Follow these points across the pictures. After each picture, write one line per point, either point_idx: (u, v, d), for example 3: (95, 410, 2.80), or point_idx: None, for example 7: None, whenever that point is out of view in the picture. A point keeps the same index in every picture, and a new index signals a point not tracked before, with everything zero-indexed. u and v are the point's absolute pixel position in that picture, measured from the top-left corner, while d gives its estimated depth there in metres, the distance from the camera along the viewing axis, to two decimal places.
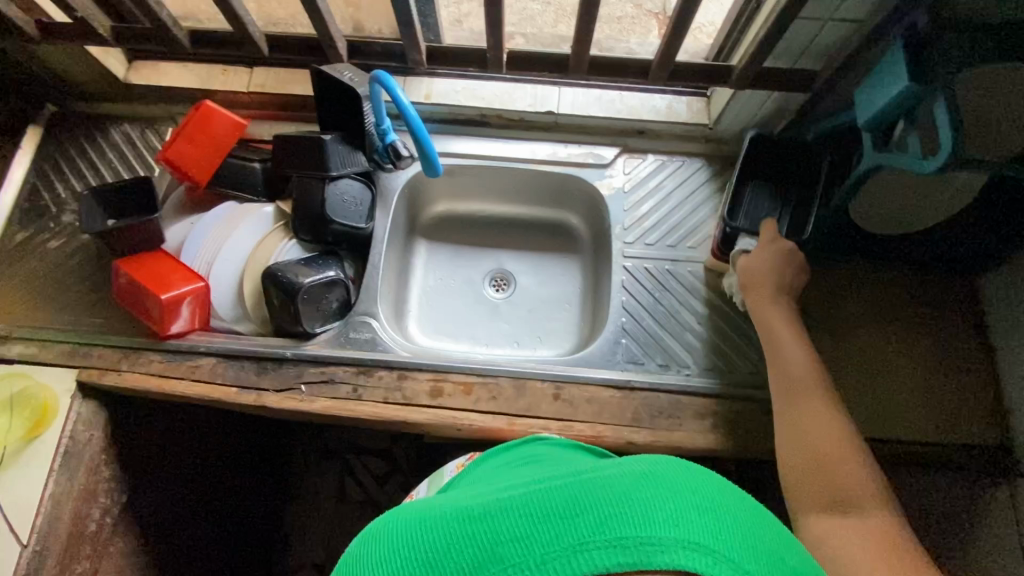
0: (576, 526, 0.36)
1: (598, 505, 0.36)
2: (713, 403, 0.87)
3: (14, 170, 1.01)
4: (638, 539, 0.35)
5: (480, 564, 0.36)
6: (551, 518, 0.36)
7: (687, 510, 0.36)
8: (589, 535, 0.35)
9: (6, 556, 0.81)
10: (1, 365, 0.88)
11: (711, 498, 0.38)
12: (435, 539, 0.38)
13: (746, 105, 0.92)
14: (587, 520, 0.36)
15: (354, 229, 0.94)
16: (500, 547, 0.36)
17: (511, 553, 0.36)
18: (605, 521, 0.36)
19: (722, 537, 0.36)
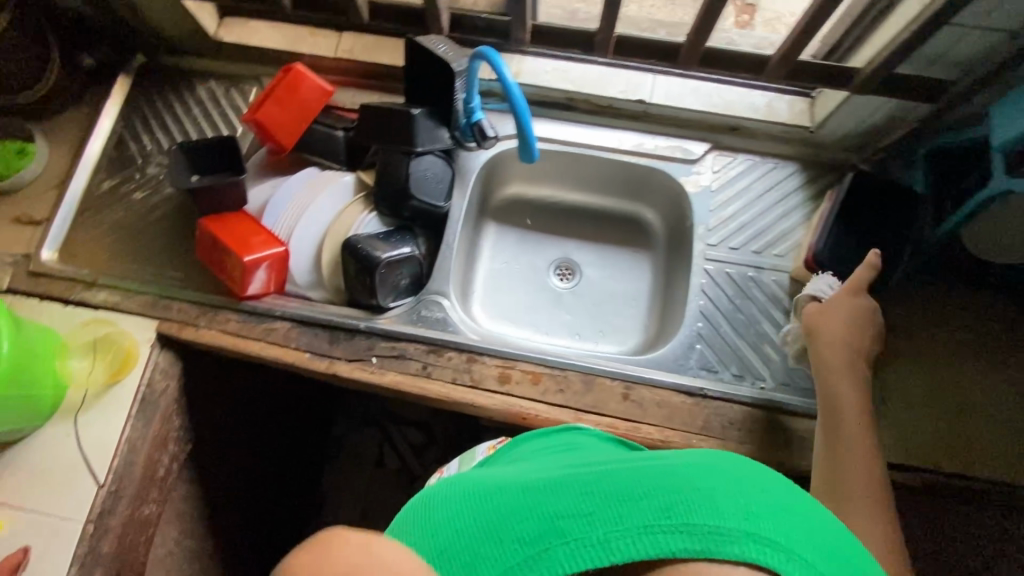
0: (641, 508, 0.36)
1: (663, 492, 0.37)
2: (787, 418, 0.84)
3: (103, 119, 1.01)
4: (706, 527, 0.34)
5: (540, 536, 0.37)
6: (615, 500, 0.37)
7: (755, 504, 0.36)
8: (655, 519, 0.35)
9: (83, 493, 0.84)
10: (87, 310, 0.91)
11: (779, 500, 0.37)
12: (499, 509, 0.40)
13: (856, 110, 0.87)
14: (652, 504, 0.36)
15: (433, 206, 0.93)
16: (564, 522, 0.37)
17: (573, 529, 0.36)
18: (670, 507, 0.36)
19: (795, 538, 0.35)
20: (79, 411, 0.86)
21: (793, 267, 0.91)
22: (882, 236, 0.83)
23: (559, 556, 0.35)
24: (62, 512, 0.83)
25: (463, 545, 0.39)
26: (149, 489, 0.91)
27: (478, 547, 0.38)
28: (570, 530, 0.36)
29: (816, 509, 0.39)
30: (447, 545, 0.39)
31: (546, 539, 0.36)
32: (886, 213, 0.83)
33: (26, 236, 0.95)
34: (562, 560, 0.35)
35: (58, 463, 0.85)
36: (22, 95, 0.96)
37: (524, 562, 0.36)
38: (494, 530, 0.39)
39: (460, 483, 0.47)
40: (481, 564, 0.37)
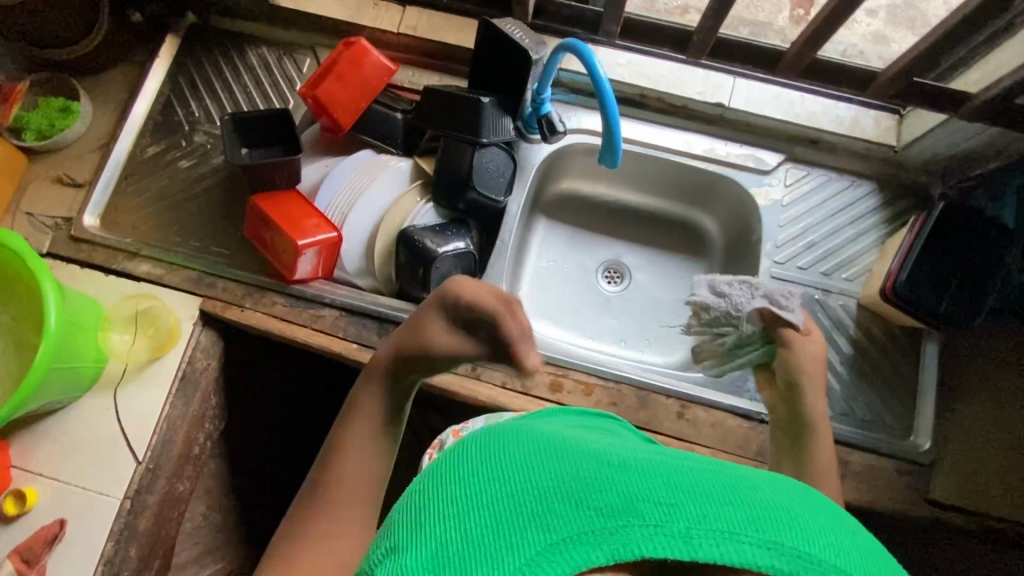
0: (728, 517, 0.34)
1: (752, 506, 0.36)
2: (845, 451, 0.82)
3: (150, 80, 0.97)
4: (797, 550, 0.33)
5: (612, 513, 0.35)
6: (701, 500, 0.35)
7: (843, 544, 0.35)
8: (741, 527, 0.34)
9: (119, 469, 0.82)
10: (129, 281, 0.88)
11: (864, 545, 0.36)
12: (571, 474, 0.38)
13: (949, 135, 0.83)
14: (741, 514, 0.35)
15: (491, 200, 0.88)
16: (645, 504, 0.35)
17: (653, 514, 0.34)
18: (761, 520, 0.35)
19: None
20: (118, 384, 0.84)
21: (863, 293, 0.88)
22: (968, 267, 0.78)
23: (636, 537, 0.34)
24: (100, 487, 0.81)
25: (530, 500, 0.37)
26: (184, 467, 0.89)
27: (547, 506, 0.36)
28: (650, 514, 0.34)
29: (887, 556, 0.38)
30: (513, 499, 0.37)
31: (624, 516, 0.34)
32: (972, 245, 0.79)
33: (68, 198, 0.92)
34: (638, 539, 0.34)
35: (96, 436, 0.83)
36: (70, 49, 0.91)
37: (600, 532, 0.34)
38: (568, 492, 0.36)
39: (518, 435, 0.45)
40: (550, 522, 0.35)
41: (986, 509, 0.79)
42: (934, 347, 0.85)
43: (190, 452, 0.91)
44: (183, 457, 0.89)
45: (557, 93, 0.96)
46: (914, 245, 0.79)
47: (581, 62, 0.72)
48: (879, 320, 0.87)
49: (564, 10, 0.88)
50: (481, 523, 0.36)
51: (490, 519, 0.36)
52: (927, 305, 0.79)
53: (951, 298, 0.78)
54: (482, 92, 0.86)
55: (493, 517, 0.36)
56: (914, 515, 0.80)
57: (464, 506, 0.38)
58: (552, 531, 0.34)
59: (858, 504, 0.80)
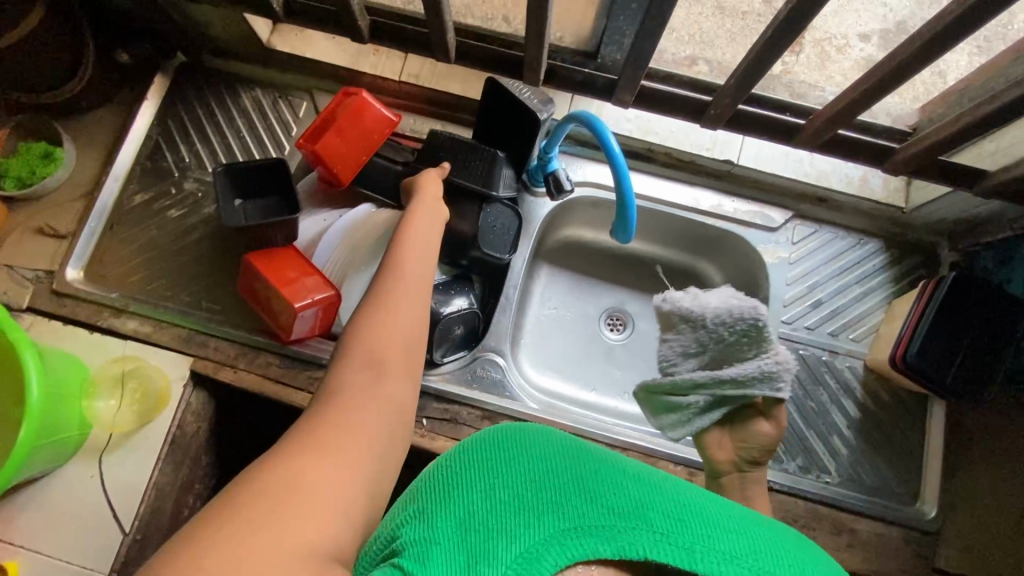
0: (730, 540, 0.39)
1: (750, 535, 0.40)
2: (852, 519, 0.81)
3: (137, 123, 0.92)
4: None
5: (631, 515, 0.40)
6: (708, 521, 0.40)
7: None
8: (740, 552, 0.39)
9: (106, 542, 0.78)
10: (115, 339, 0.84)
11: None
12: (595, 472, 0.43)
13: (956, 203, 0.83)
14: (742, 542, 0.39)
15: (495, 259, 0.86)
16: (655, 515, 0.40)
17: (666, 527, 0.39)
18: (759, 551, 0.39)
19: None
20: (104, 450, 0.80)
21: (870, 354, 0.87)
22: (976, 337, 0.77)
23: (641, 538, 0.39)
24: (85, 560, 0.77)
25: (555, 488, 0.41)
26: None
27: (569, 495, 0.41)
28: (658, 522, 0.40)
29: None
30: (539, 483, 0.42)
31: (635, 520, 0.40)
32: (980, 315, 0.78)
33: (50, 250, 0.88)
34: (644, 543, 0.38)
35: (80, 505, 0.79)
36: (52, 93, 0.87)
37: (613, 528, 0.39)
38: (591, 487, 0.41)
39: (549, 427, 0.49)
40: (571, 509, 0.40)
41: None
42: (940, 409, 0.85)
43: (180, 516, 0.87)
44: (173, 523, 0.85)
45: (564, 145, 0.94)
46: (923, 314, 0.79)
47: (591, 131, 0.71)
48: (886, 383, 0.87)
49: (577, 75, 0.80)
50: (509, 498, 0.41)
51: (518, 495, 0.41)
52: (935, 374, 0.78)
53: (959, 368, 0.77)
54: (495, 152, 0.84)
55: (521, 495, 0.41)
56: None
57: (494, 481, 0.42)
58: (569, 517, 0.39)
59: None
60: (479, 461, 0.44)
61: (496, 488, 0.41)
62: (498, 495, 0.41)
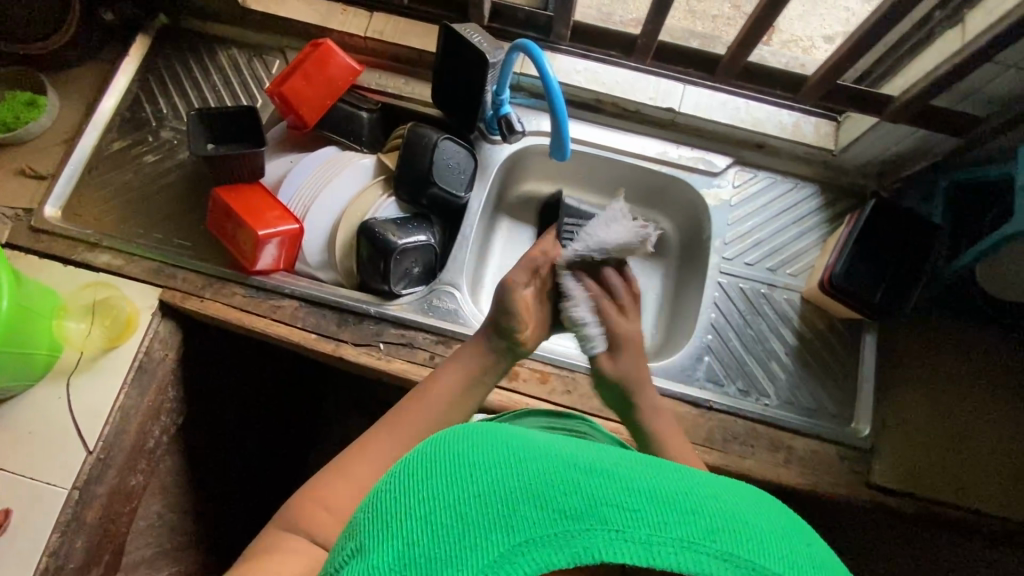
0: (687, 525, 0.36)
1: (709, 514, 0.37)
2: (789, 437, 0.84)
3: (118, 78, 0.98)
4: (743, 560, 0.36)
5: (582, 515, 0.36)
6: (666, 509, 0.37)
7: (787, 552, 0.37)
8: (696, 538, 0.36)
9: (70, 460, 0.81)
10: (88, 271, 0.88)
11: (808, 547, 0.39)
12: (547, 475, 0.38)
13: (882, 137, 0.86)
14: (699, 524, 0.36)
15: (452, 196, 0.92)
16: (609, 510, 0.36)
17: (618, 519, 0.36)
18: (713, 531, 0.36)
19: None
20: (72, 373, 0.83)
21: (805, 287, 0.91)
22: (900, 260, 0.84)
23: (597, 541, 0.35)
24: (49, 476, 0.80)
25: (505, 500, 0.37)
26: (137, 461, 0.88)
27: (520, 506, 0.36)
28: (613, 518, 0.36)
29: (823, 547, 0.41)
30: (484, 497, 0.37)
31: (590, 521, 0.36)
32: (900, 238, 0.84)
33: (30, 190, 0.92)
34: (600, 545, 0.35)
35: (46, 426, 0.82)
36: (39, 45, 0.93)
37: (568, 535, 0.35)
38: (541, 491, 0.37)
39: (497, 427, 0.43)
40: (522, 522, 0.36)
41: (921, 491, 0.81)
42: (873, 338, 0.88)
43: (145, 445, 0.89)
44: (137, 450, 0.87)
45: (518, 97, 0.99)
46: (846, 241, 0.85)
47: (530, 61, 0.76)
48: (823, 315, 0.91)
49: (519, 15, 0.93)
50: (455, 524, 0.36)
51: (465, 515, 0.36)
52: (863, 296, 0.84)
53: (886, 289, 0.83)
54: (443, 132, 0.91)
55: (468, 514, 0.36)
56: (856, 500, 0.82)
57: (438, 504, 0.37)
58: (520, 533, 0.35)
59: (803, 490, 0.82)
60: (426, 474, 0.40)
61: (440, 513, 0.37)
62: (442, 521, 0.36)
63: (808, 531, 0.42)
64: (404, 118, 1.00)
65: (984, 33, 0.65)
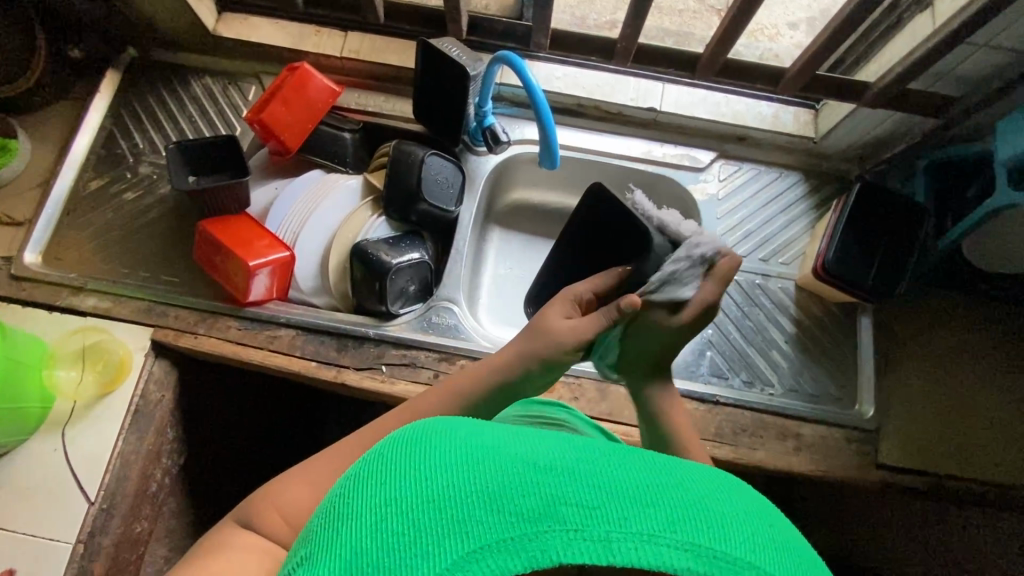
0: (650, 516, 0.32)
1: (675, 504, 0.33)
2: (796, 425, 0.85)
3: (90, 115, 0.96)
4: (714, 552, 0.31)
5: (536, 516, 0.31)
6: (625, 499, 0.32)
7: (760, 538, 0.33)
8: (662, 530, 0.31)
9: (71, 513, 0.78)
10: (75, 316, 0.86)
11: (786, 535, 0.35)
12: (498, 473, 0.33)
13: (862, 122, 0.88)
14: (662, 513, 0.32)
15: (443, 211, 0.91)
16: (565, 507, 0.32)
17: (574, 517, 0.31)
18: (680, 520, 0.32)
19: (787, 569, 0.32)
20: (66, 423, 0.81)
21: (799, 274, 0.92)
22: (892, 240, 0.85)
23: (552, 542, 0.31)
24: (50, 532, 0.77)
25: (453, 502, 0.32)
26: (141, 506, 0.85)
27: (470, 509, 0.32)
28: (570, 516, 0.31)
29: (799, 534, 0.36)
30: (431, 499, 0.33)
31: (544, 521, 0.31)
32: (888, 220, 0.86)
33: (8, 237, 0.90)
34: (555, 546, 0.31)
35: (44, 480, 0.79)
36: (5, 88, 0.91)
37: (520, 538, 0.31)
38: (489, 492, 0.32)
39: (453, 423, 0.39)
40: (470, 528, 0.31)
41: (928, 466, 0.82)
42: (868, 320, 0.89)
43: (147, 490, 0.86)
44: (140, 495, 0.85)
45: (500, 108, 0.99)
46: (836, 227, 0.86)
47: (512, 71, 0.76)
48: (818, 300, 0.92)
49: (496, 26, 0.93)
50: (403, 534, 0.32)
51: (412, 521, 0.32)
52: (856, 279, 0.85)
53: (877, 271, 0.84)
54: (429, 148, 0.90)
55: (416, 522, 0.32)
56: (868, 481, 0.82)
57: (386, 511, 0.33)
58: (469, 540, 0.31)
59: (816, 476, 0.82)
60: (372, 480, 0.36)
61: (390, 520, 0.33)
62: (390, 527, 0.32)
63: (784, 518, 0.37)
64: (387, 136, 0.99)
65: (957, 15, 0.67)
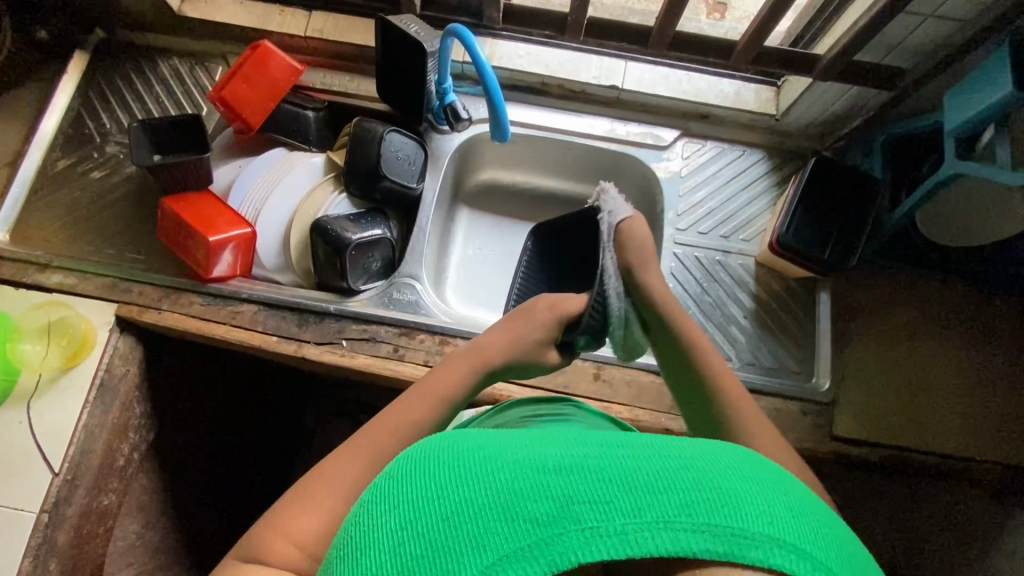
0: (661, 503, 0.31)
1: (686, 487, 0.32)
2: (753, 398, 0.85)
3: (58, 96, 0.97)
4: (730, 530, 0.31)
5: (553, 518, 0.31)
6: (636, 490, 0.32)
7: (775, 509, 0.32)
8: (677, 514, 0.31)
9: (36, 484, 0.80)
10: (41, 293, 0.87)
11: (802, 501, 0.34)
12: (509, 481, 0.33)
13: (820, 98, 0.89)
14: (674, 499, 0.31)
15: (404, 188, 0.92)
16: (579, 506, 0.31)
17: (590, 515, 0.31)
18: (691, 503, 0.31)
19: (805, 539, 0.32)
20: (32, 396, 0.82)
21: (759, 251, 0.93)
22: (844, 215, 0.86)
23: (570, 543, 0.31)
24: (17, 502, 0.79)
25: (470, 515, 0.32)
26: (108, 479, 0.87)
27: (486, 522, 0.32)
28: (587, 514, 0.31)
29: (811, 496, 0.36)
30: (449, 516, 0.32)
31: (561, 523, 0.31)
32: (846, 196, 0.86)
33: None
34: (574, 547, 0.31)
35: (9, 452, 0.81)
36: None
37: (540, 543, 0.31)
38: (502, 501, 0.32)
39: (460, 435, 0.39)
40: (490, 539, 0.31)
41: (883, 440, 0.82)
42: (827, 295, 0.90)
43: (114, 463, 0.87)
44: (106, 468, 0.86)
45: (463, 86, 1.00)
46: (792, 200, 0.87)
47: (462, 45, 0.77)
48: (778, 276, 0.92)
49: (454, 2, 0.94)
50: (424, 553, 0.32)
51: (431, 541, 0.32)
52: (811, 253, 0.85)
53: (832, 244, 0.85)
54: (389, 123, 0.92)
55: (433, 541, 0.32)
56: (822, 454, 0.83)
57: (405, 533, 0.33)
58: (490, 551, 0.31)
59: None
60: (387, 500, 0.36)
61: (409, 542, 0.32)
62: (410, 550, 0.32)
63: (793, 481, 0.36)
64: (351, 115, 1.00)
65: None
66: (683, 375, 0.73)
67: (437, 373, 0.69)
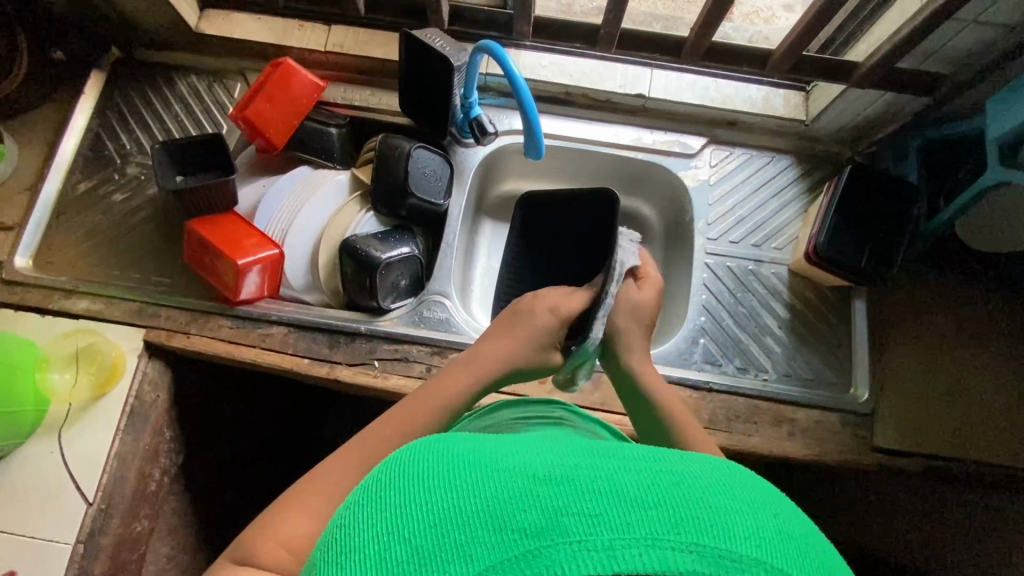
0: (649, 519, 0.28)
1: (677, 503, 0.29)
2: (791, 410, 0.84)
3: (76, 117, 0.95)
4: (717, 552, 0.28)
5: (538, 531, 0.28)
6: (627, 503, 0.29)
7: (766, 532, 0.29)
8: (666, 532, 0.28)
9: (71, 514, 0.79)
10: (68, 319, 0.86)
11: (796, 525, 0.31)
12: (495, 489, 0.30)
13: (853, 103, 0.87)
14: (663, 514, 0.28)
15: (431, 205, 0.91)
16: (567, 517, 0.29)
17: (577, 526, 0.28)
18: (682, 520, 0.28)
19: (796, 564, 0.29)
20: (63, 425, 0.81)
21: (791, 259, 0.92)
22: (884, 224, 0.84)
23: (556, 557, 0.28)
24: (51, 533, 0.78)
25: (454, 524, 0.30)
26: (140, 506, 0.86)
27: (470, 531, 0.29)
28: (574, 527, 0.28)
29: (807, 524, 0.32)
30: (433, 523, 0.30)
31: (548, 535, 0.28)
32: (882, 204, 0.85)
33: None
34: (561, 561, 0.28)
35: (42, 482, 0.80)
36: None
37: (524, 556, 0.28)
38: (487, 509, 0.30)
39: (453, 437, 0.36)
40: (475, 549, 0.28)
41: (925, 450, 0.81)
42: (863, 303, 0.88)
43: (146, 489, 0.87)
44: (139, 494, 0.85)
45: (486, 98, 0.98)
46: (828, 209, 0.85)
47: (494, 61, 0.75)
48: (812, 285, 0.91)
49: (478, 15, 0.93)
50: (406, 561, 0.29)
51: (415, 549, 0.30)
52: (849, 262, 0.84)
53: (870, 253, 0.84)
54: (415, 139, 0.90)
55: (417, 547, 0.29)
56: (863, 465, 0.82)
57: (390, 539, 0.31)
58: (474, 562, 0.28)
59: (812, 460, 0.82)
60: (374, 503, 0.33)
61: (394, 547, 0.30)
62: (393, 557, 0.30)
63: (789, 504, 0.33)
64: (374, 130, 0.99)
65: None
66: (634, 393, 0.73)
67: (435, 385, 0.65)
